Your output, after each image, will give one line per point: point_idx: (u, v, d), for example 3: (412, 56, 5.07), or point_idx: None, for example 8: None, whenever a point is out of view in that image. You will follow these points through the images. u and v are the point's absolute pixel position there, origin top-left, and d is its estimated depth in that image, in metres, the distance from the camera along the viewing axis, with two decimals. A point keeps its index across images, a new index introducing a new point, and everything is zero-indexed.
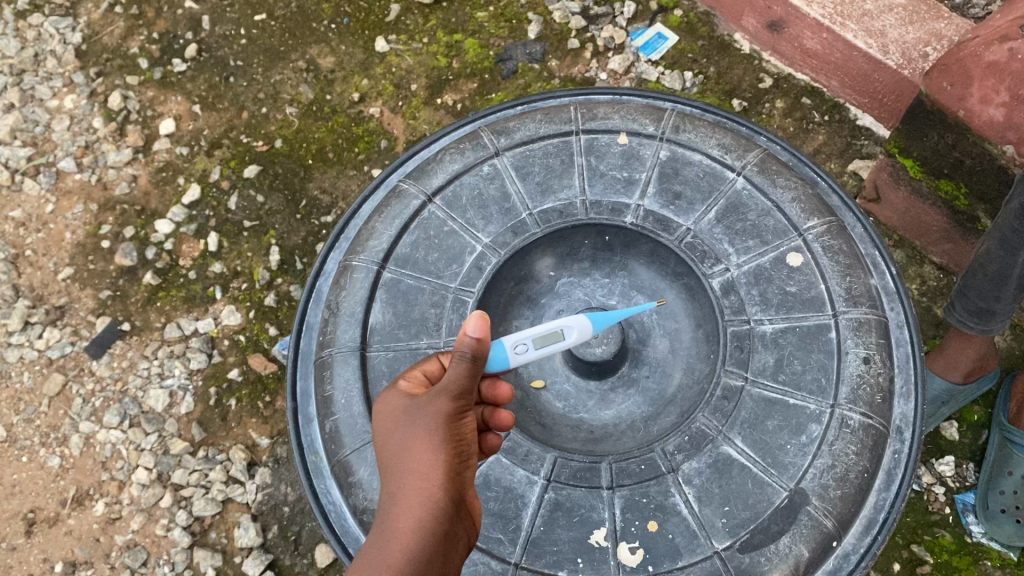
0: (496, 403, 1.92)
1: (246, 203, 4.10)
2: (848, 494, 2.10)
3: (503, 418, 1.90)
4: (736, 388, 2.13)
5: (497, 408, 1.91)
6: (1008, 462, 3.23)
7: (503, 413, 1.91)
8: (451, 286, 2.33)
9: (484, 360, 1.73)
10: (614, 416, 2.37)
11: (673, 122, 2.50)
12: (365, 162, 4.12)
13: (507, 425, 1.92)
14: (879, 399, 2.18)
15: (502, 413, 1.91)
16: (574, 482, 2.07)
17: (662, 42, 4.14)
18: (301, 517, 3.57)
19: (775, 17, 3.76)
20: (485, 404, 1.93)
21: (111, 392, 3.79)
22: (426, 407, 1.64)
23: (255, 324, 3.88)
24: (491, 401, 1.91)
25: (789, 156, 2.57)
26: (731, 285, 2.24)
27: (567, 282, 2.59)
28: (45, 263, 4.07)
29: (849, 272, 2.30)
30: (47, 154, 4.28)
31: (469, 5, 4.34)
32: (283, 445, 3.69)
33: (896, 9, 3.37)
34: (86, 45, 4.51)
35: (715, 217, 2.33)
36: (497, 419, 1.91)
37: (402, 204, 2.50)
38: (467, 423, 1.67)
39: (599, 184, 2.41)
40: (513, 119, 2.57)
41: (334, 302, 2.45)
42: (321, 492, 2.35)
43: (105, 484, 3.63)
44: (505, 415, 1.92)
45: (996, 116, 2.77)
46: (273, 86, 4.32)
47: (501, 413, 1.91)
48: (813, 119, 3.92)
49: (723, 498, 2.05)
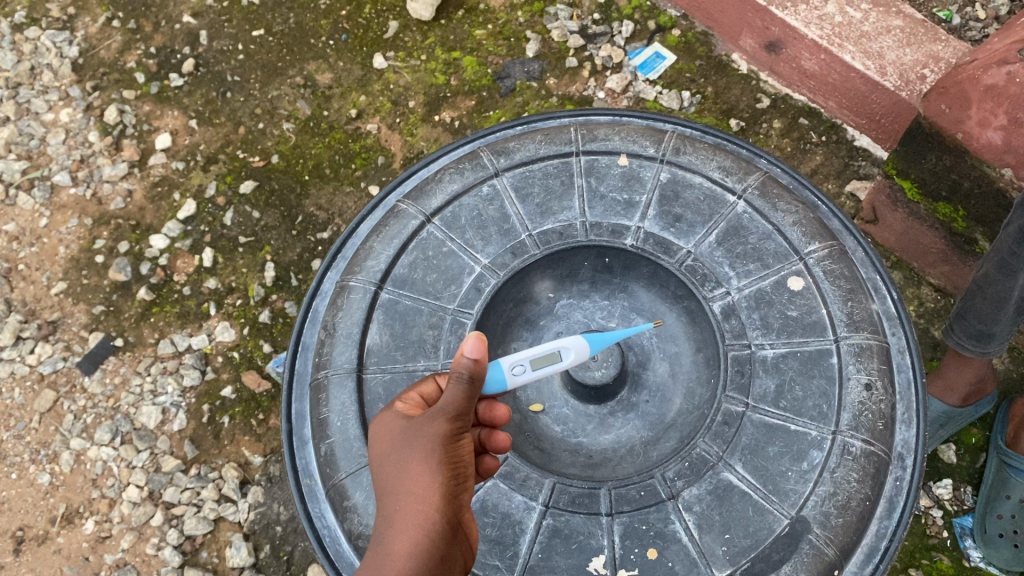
0: (494, 423, 1.89)
1: (241, 218, 4.07)
2: (850, 522, 2.07)
3: (500, 441, 1.86)
4: (736, 414, 2.10)
5: (494, 430, 1.88)
6: (1006, 486, 3.22)
7: (501, 435, 1.87)
8: (449, 307, 2.31)
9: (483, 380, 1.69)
10: (613, 441, 2.34)
11: (674, 144, 2.49)
12: (362, 179, 4.10)
13: (504, 448, 1.88)
14: (880, 425, 2.16)
15: (499, 435, 1.87)
16: (573, 508, 2.04)
17: (660, 61, 4.15)
18: (294, 537, 3.53)
19: (773, 38, 3.76)
20: (482, 427, 1.89)
21: (103, 408, 3.75)
22: (422, 429, 1.61)
23: (249, 341, 3.85)
24: (488, 422, 1.88)
25: (790, 178, 2.56)
26: (731, 309, 2.22)
27: (566, 304, 2.57)
28: (38, 277, 4.04)
29: (850, 296, 2.28)
30: (42, 168, 4.26)
31: (467, 23, 4.34)
32: (277, 463, 3.64)
33: (893, 31, 3.39)
34: (83, 59, 4.50)
35: (716, 240, 2.32)
36: (495, 442, 1.87)
37: (400, 224, 2.48)
38: (464, 445, 1.64)
39: (599, 206, 2.39)
40: (513, 140, 2.56)
41: (331, 322, 2.42)
42: (315, 516, 2.31)
43: (95, 501, 3.59)
44: (503, 438, 1.88)
45: (994, 139, 2.76)
46: (270, 102, 4.31)
47: (498, 435, 1.87)
48: (811, 140, 3.91)
49: (723, 525, 2.03)
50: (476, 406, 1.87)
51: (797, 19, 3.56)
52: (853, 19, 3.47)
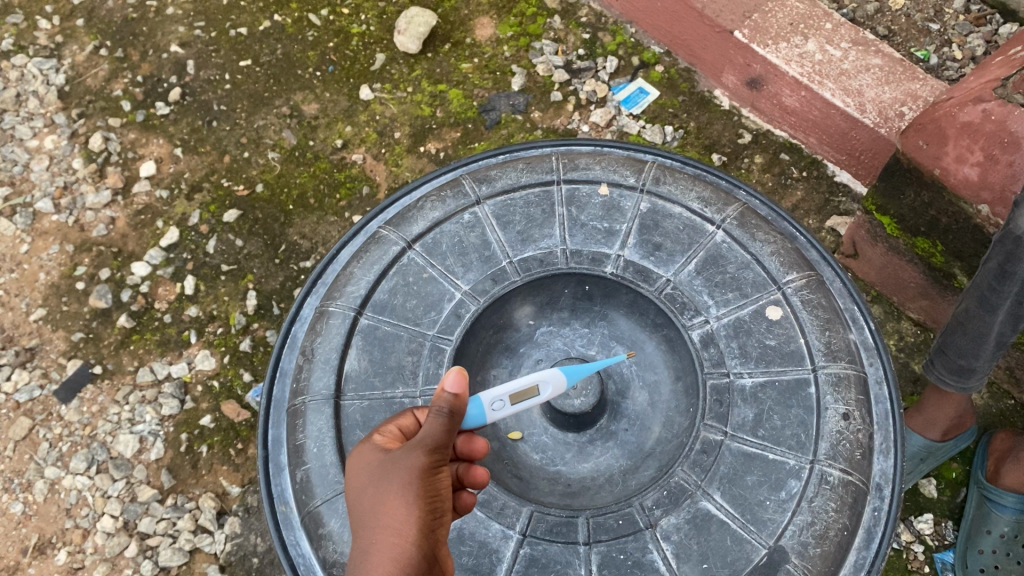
0: (472, 459, 1.90)
1: (224, 246, 4.07)
2: (828, 553, 2.05)
3: (477, 475, 1.87)
4: (715, 442, 2.10)
5: (472, 465, 1.89)
6: (987, 521, 3.24)
7: (478, 470, 1.88)
8: (429, 333, 2.30)
9: (464, 414, 1.70)
10: (591, 469, 2.33)
11: (654, 174, 2.51)
12: (346, 209, 4.10)
13: (482, 483, 1.89)
14: (858, 455, 2.15)
15: (477, 470, 1.88)
16: (551, 537, 2.02)
17: (643, 96, 4.19)
18: (271, 569, 3.48)
19: (754, 75, 3.82)
20: (459, 461, 1.90)
21: (79, 437, 3.70)
22: (400, 461, 1.60)
23: (229, 369, 3.82)
24: (466, 457, 1.88)
25: (768, 210, 2.58)
26: (710, 337, 2.23)
27: (546, 331, 2.56)
28: (17, 304, 4.00)
29: (828, 326, 2.29)
30: (24, 195, 4.24)
31: (454, 57, 4.39)
32: (254, 493, 3.60)
33: (872, 69, 3.47)
34: (69, 86, 4.51)
35: (695, 269, 2.33)
36: (472, 477, 1.88)
37: (381, 250, 2.48)
38: (443, 479, 1.63)
39: (580, 234, 2.40)
40: (495, 168, 2.58)
41: (309, 348, 2.40)
42: (290, 544, 2.27)
43: (68, 532, 3.53)
44: (480, 472, 1.89)
45: (970, 176, 2.79)
46: (255, 131, 4.33)
47: (476, 470, 1.88)
48: (791, 175, 3.96)
49: (701, 554, 2.01)
50: (455, 439, 1.85)
51: (778, 56, 3.61)
52: (833, 57, 3.54)
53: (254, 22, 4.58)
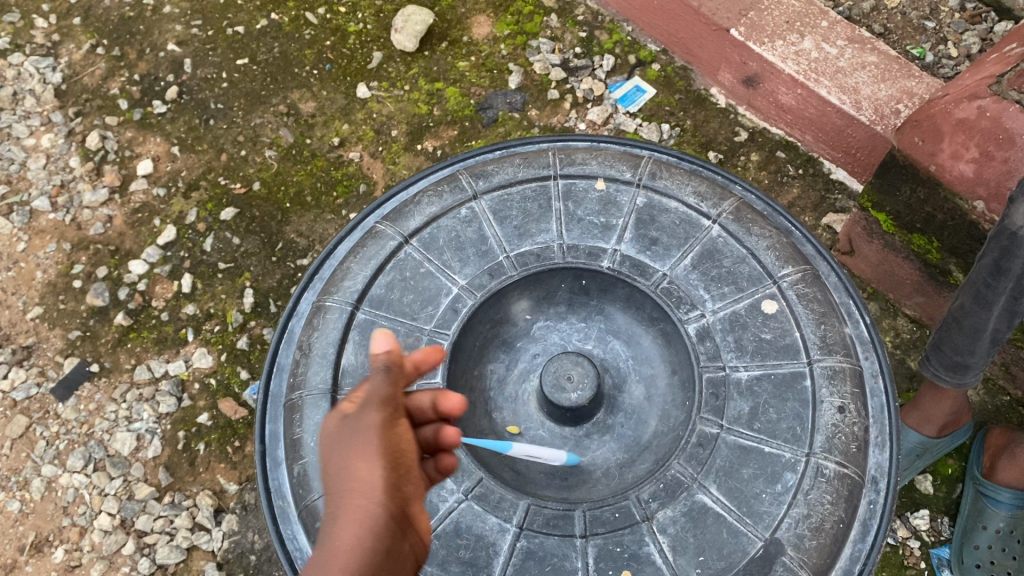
0: (443, 416, 1.71)
1: (222, 245, 4.07)
2: (824, 545, 2.06)
3: (452, 435, 1.68)
4: (711, 435, 2.11)
5: (445, 425, 1.69)
6: (982, 517, 3.26)
7: (451, 429, 1.70)
8: (426, 328, 2.31)
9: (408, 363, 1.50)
10: (588, 463, 2.33)
11: (650, 169, 2.52)
12: (343, 207, 4.10)
13: (455, 443, 1.70)
14: (854, 448, 2.16)
15: (449, 430, 1.69)
16: (547, 530, 2.02)
17: (640, 94, 4.20)
18: (268, 566, 3.48)
19: (750, 72, 3.83)
20: (430, 424, 1.70)
21: (76, 435, 3.70)
22: (354, 417, 1.40)
23: (226, 367, 3.82)
24: (438, 415, 1.69)
25: (764, 205, 2.59)
26: (706, 331, 2.24)
27: (543, 326, 2.58)
28: (14, 302, 4.00)
29: (823, 320, 2.30)
30: (21, 193, 4.24)
31: (451, 55, 4.40)
32: (252, 491, 3.60)
33: (868, 67, 3.48)
34: (66, 85, 4.52)
35: (691, 264, 2.34)
36: (446, 437, 1.68)
37: (378, 245, 2.48)
38: (404, 432, 1.44)
39: (576, 229, 2.41)
40: (492, 164, 2.58)
41: (306, 342, 2.41)
42: (287, 538, 2.27)
43: (65, 530, 3.53)
44: (453, 432, 1.70)
45: (965, 172, 2.81)
46: (253, 130, 4.33)
47: (449, 429, 1.69)
48: (787, 172, 3.96)
49: (697, 547, 2.02)
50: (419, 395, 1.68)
51: (774, 54, 3.62)
52: (829, 55, 3.56)
53: (251, 21, 4.59)
